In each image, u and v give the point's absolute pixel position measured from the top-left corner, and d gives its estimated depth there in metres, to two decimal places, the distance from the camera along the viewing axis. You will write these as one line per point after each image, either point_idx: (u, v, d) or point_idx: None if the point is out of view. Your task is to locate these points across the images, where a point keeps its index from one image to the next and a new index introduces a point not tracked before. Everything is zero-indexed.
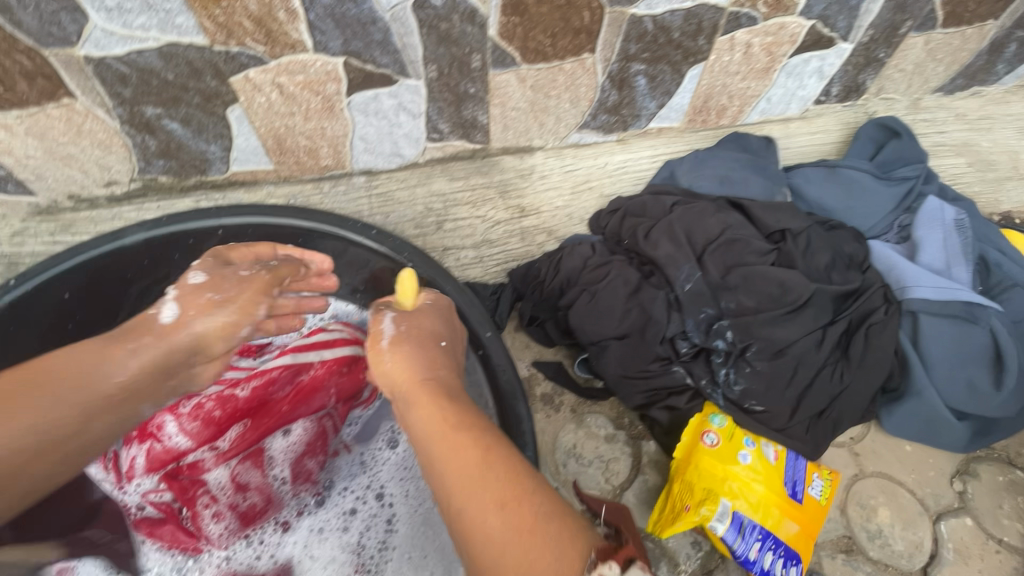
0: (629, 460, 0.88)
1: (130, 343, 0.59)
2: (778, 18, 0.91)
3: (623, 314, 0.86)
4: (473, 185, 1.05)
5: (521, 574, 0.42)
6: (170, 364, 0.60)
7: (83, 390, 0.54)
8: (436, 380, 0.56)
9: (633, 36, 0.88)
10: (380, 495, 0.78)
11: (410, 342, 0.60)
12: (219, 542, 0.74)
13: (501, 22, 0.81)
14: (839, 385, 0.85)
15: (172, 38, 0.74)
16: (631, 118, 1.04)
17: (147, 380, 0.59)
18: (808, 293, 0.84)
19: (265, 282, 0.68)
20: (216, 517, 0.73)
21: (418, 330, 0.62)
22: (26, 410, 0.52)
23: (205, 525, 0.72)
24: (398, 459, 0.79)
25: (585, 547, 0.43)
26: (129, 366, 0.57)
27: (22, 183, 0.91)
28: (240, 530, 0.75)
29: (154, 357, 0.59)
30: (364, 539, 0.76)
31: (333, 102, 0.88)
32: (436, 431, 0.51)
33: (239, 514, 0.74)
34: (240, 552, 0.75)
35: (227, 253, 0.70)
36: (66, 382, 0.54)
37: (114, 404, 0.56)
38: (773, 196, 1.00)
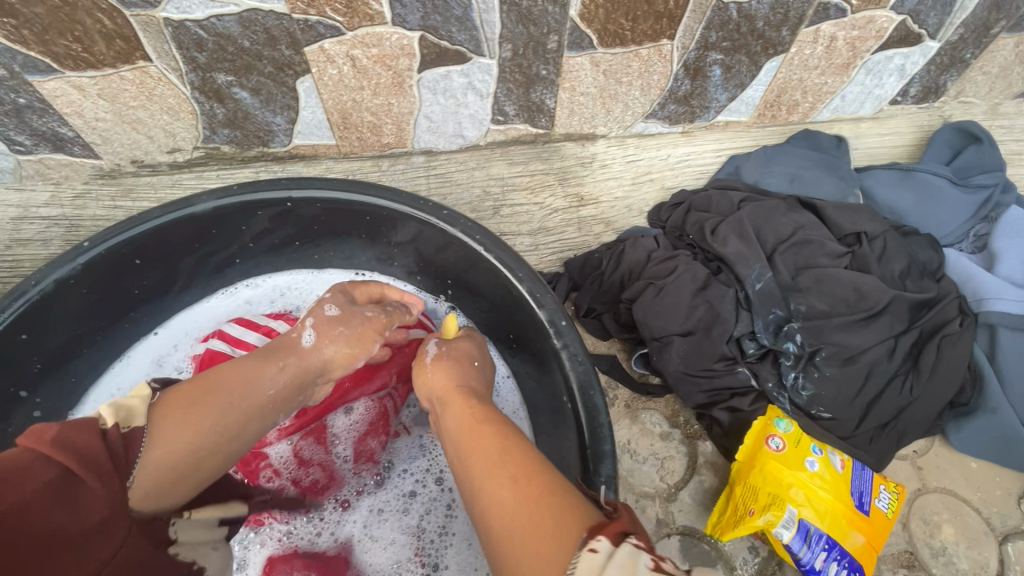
0: (684, 459, 0.87)
1: (278, 361, 0.62)
2: (868, 12, 0.87)
3: (689, 311, 0.84)
4: (533, 171, 1.03)
5: (525, 539, 0.41)
6: (306, 380, 0.64)
7: (246, 399, 0.56)
8: (472, 391, 0.62)
9: (716, 24, 0.85)
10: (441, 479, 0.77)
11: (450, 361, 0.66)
12: (280, 516, 0.75)
13: (584, 3, 0.78)
14: (908, 397, 0.82)
15: (253, 3, 0.73)
16: (700, 109, 1.01)
17: (293, 392, 0.62)
18: (886, 299, 0.82)
19: (383, 323, 0.73)
20: (279, 491, 0.75)
21: (456, 351, 0.69)
22: (208, 410, 0.52)
23: (268, 498, 0.74)
24: None
25: (585, 521, 0.41)
26: (280, 379, 0.61)
27: (89, 145, 0.91)
28: (302, 506, 0.75)
29: (296, 372, 0.62)
30: (424, 523, 0.74)
31: (403, 78, 0.86)
32: (465, 426, 0.55)
33: (302, 488, 0.76)
34: (300, 528, 0.75)
35: (352, 291, 0.76)
36: (227, 391, 0.55)
37: (267, 411, 0.58)
38: (845, 198, 0.97)
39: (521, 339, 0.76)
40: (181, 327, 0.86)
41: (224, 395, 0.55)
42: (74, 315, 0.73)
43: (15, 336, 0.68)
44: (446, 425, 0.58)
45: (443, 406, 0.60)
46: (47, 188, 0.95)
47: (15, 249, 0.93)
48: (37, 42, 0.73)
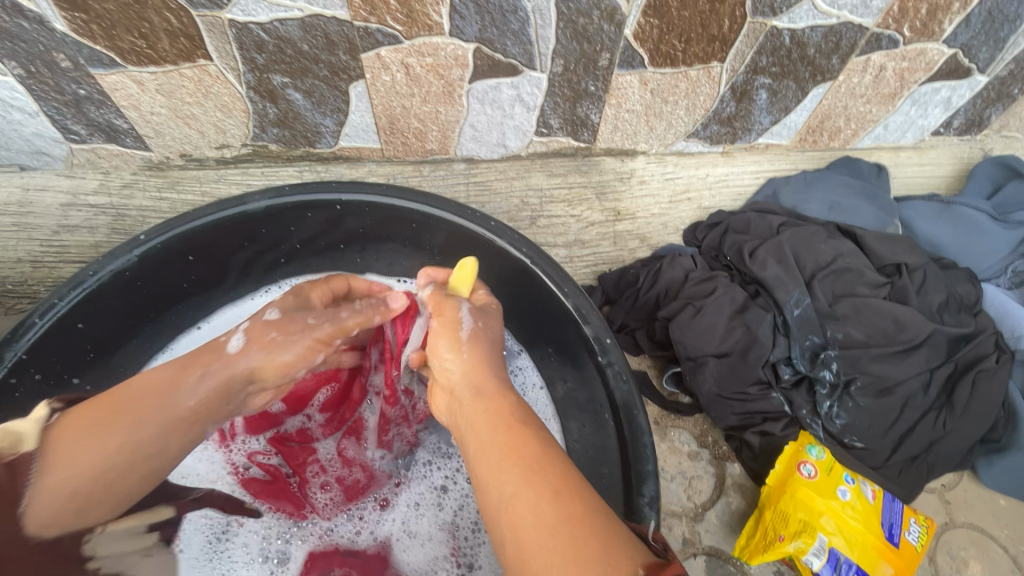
0: (712, 480, 0.87)
1: (198, 368, 0.57)
2: (920, 44, 0.87)
3: (726, 333, 0.85)
4: (572, 183, 1.04)
5: (566, 563, 0.41)
6: (231, 388, 0.58)
7: (157, 419, 0.54)
8: (501, 380, 0.57)
9: (767, 49, 0.85)
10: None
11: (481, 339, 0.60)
12: (321, 511, 0.76)
13: (640, 23, 0.79)
14: (940, 431, 0.82)
15: (317, 9, 0.74)
16: (742, 131, 1.02)
17: (213, 402, 0.57)
18: (924, 333, 0.82)
19: (329, 334, 0.64)
20: (323, 487, 0.77)
21: (487, 331, 0.62)
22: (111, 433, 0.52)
23: (313, 493, 0.77)
24: None
25: (631, 558, 0.42)
26: (195, 391, 0.56)
27: (141, 138, 0.92)
28: (344, 503, 0.77)
29: (218, 384, 0.57)
30: (458, 519, 0.76)
31: (454, 88, 0.87)
32: (497, 419, 0.52)
33: (343, 485, 0.77)
34: (342, 524, 0.76)
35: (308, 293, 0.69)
36: (140, 408, 0.53)
37: (190, 424, 0.56)
38: (884, 227, 0.99)
39: (562, 353, 0.77)
40: (222, 323, 0.87)
41: (128, 416, 0.53)
42: (127, 305, 0.75)
43: (72, 324, 0.69)
44: (468, 414, 0.54)
45: (471, 392, 0.56)
46: (95, 176, 0.97)
47: (62, 236, 0.94)
48: (104, 37, 0.75)
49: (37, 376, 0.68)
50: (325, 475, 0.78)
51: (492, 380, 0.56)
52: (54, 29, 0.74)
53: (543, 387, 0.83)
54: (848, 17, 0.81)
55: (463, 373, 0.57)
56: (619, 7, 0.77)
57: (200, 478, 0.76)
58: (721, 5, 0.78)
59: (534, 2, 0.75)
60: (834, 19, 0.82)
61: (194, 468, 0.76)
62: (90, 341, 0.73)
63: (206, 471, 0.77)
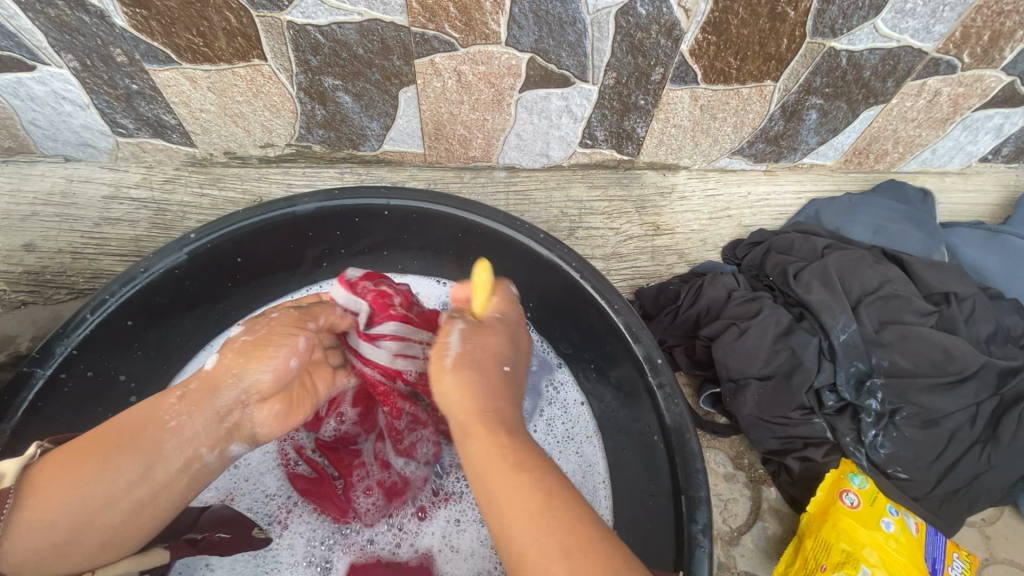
0: (748, 503, 0.86)
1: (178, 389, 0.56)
2: (978, 70, 0.86)
3: (769, 356, 0.84)
4: (612, 196, 1.03)
5: None
6: (223, 407, 0.56)
7: (143, 450, 0.52)
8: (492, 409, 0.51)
9: (823, 70, 0.84)
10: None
11: (470, 359, 0.53)
12: (364, 515, 0.76)
13: (698, 39, 0.78)
14: (985, 465, 0.80)
15: (376, 14, 0.73)
16: (787, 150, 1.01)
17: (206, 428, 0.55)
18: (974, 365, 0.81)
19: (294, 317, 0.63)
20: (365, 491, 0.76)
21: (485, 351, 0.55)
22: (94, 466, 0.51)
23: (357, 497, 0.76)
24: None
25: None
26: (183, 414, 0.55)
27: (188, 134, 0.93)
28: (387, 508, 0.76)
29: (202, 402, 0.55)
30: None
31: (503, 97, 0.87)
32: (497, 462, 0.47)
33: (386, 490, 0.76)
34: (383, 535, 0.76)
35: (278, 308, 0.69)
36: (121, 441, 0.52)
37: (173, 449, 0.54)
38: (930, 254, 0.97)
39: (608, 370, 0.76)
40: None
41: (108, 447, 0.52)
42: (174, 304, 0.75)
43: (122, 321, 0.69)
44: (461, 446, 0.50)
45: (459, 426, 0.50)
46: (139, 170, 0.97)
47: (103, 228, 0.93)
48: (162, 33, 0.75)
49: (87, 372, 0.68)
50: (367, 477, 0.76)
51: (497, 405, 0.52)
52: (114, 24, 0.74)
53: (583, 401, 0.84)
54: (908, 41, 0.80)
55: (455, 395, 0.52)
56: (678, 23, 0.75)
57: (252, 471, 0.79)
58: (782, 24, 0.76)
59: (594, 14, 0.75)
60: (894, 43, 0.80)
61: (247, 461, 0.79)
62: (137, 338, 0.73)
63: (258, 464, 0.79)
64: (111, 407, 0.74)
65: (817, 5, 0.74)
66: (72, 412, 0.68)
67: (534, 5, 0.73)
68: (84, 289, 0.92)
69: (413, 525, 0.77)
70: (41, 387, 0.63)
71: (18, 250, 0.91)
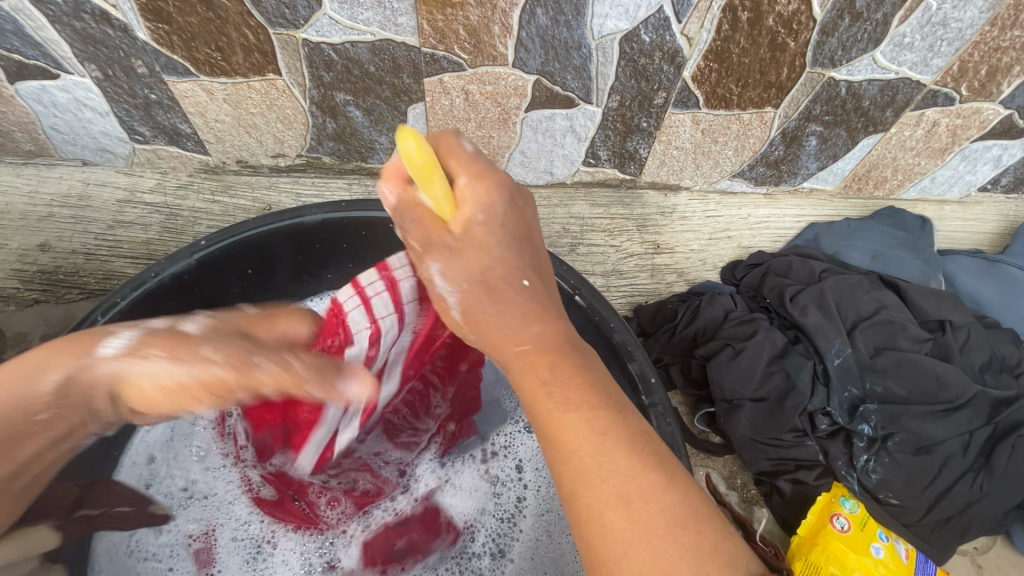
0: (740, 523, 0.86)
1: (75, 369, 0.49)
2: (976, 103, 0.87)
3: (764, 377, 0.85)
4: (614, 214, 1.05)
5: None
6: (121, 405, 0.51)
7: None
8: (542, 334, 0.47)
9: (823, 98, 0.86)
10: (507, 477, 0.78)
11: (477, 300, 0.47)
12: (336, 523, 0.73)
13: (700, 66, 0.80)
14: (976, 494, 0.80)
15: (388, 34, 0.76)
16: (788, 174, 1.02)
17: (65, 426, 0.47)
18: (967, 394, 0.81)
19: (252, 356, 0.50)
20: (330, 502, 0.72)
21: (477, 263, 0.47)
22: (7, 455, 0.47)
23: (321, 510, 0.72)
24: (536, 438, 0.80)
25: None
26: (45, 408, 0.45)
27: (202, 143, 0.95)
28: (356, 512, 0.73)
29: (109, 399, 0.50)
30: (503, 482, 0.77)
31: (509, 115, 0.89)
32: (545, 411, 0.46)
33: (353, 498, 0.73)
34: (377, 514, 0.74)
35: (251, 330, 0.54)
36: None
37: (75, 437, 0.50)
38: (927, 281, 0.99)
39: None
40: None
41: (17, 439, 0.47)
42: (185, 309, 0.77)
43: None
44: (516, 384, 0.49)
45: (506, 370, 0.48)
46: (154, 176, 1.00)
47: (116, 231, 0.96)
48: (182, 47, 0.78)
49: None
50: (330, 490, 0.72)
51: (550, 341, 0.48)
52: (137, 37, 0.76)
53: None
54: (907, 73, 0.82)
55: (500, 352, 0.48)
56: (681, 50, 0.78)
57: (219, 500, 0.74)
58: (783, 53, 0.78)
59: (599, 40, 0.77)
60: (893, 74, 0.82)
61: (212, 489, 0.74)
62: None
63: (224, 493, 0.74)
64: None
65: (817, 37, 0.76)
66: None
67: (541, 30, 0.75)
68: (94, 290, 0.95)
69: (403, 509, 0.75)
70: None
71: (33, 250, 0.93)
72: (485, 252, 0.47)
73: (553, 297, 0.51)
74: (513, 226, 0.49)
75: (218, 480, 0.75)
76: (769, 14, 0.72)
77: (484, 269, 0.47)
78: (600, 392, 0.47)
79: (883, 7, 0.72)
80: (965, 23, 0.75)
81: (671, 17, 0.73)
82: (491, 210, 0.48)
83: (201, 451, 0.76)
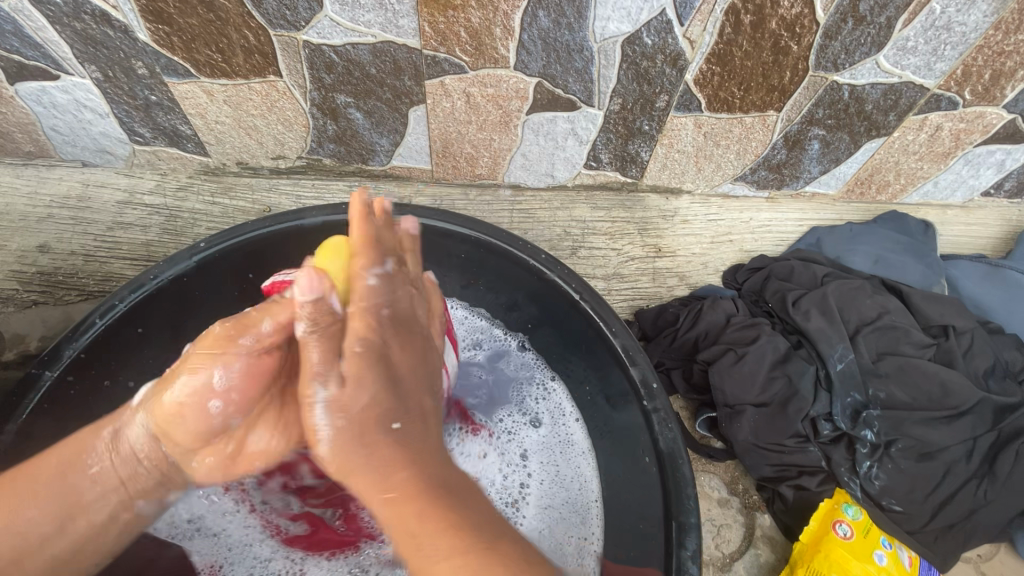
0: (741, 529, 0.85)
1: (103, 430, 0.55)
2: (979, 107, 0.87)
3: (766, 382, 0.85)
4: (615, 217, 1.04)
5: None
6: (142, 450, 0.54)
7: (63, 499, 0.52)
8: (388, 458, 0.50)
9: (826, 102, 0.86)
10: (507, 471, 0.81)
11: (347, 437, 0.50)
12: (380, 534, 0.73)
13: (702, 69, 0.80)
14: (980, 501, 0.79)
15: (389, 37, 0.76)
16: (790, 178, 1.02)
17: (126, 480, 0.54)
18: (970, 400, 0.81)
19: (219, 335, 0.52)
20: None
21: (358, 402, 0.51)
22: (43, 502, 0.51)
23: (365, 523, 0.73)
24: (541, 437, 0.84)
25: None
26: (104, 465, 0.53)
27: (202, 144, 0.95)
28: None
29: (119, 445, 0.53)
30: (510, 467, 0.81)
31: (511, 118, 0.89)
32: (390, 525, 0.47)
33: None
34: None
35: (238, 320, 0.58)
36: (40, 487, 0.52)
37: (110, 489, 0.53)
38: (930, 285, 0.99)
39: (606, 392, 0.77)
40: None
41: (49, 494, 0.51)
42: (186, 311, 0.77)
43: (132, 329, 0.72)
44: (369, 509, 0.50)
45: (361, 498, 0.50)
46: (153, 177, 1.00)
47: (116, 232, 0.95)
48: (183, 48, 0.78)
49: (102, 379, 0.71)
50: None
51: (393, 465, 0.49)
52: (137, 38, 0.76)
53: (568, 406, 0.85)
54: (909, 77, 0.82)
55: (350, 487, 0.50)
56: (683, 53, 0.77)
57: (233, 541, 0.73)
58: (785, 57, 0.78)
59: (601, 43, 0.76)
60: (896, 78, 0.82)
61: (222, 531, 0.73)
62: (149, 348, 0.76)
63: (238, 535, 0.73)
64: None
65: (820, 40, 0.75)
66: (77, 410, 0.70)
67: (543, 32, 0.75)
68: (93, 291, 0.92)
69: None
70: (49, 387, 0.65)
71: (33, 251, 0.92)
72: (366, 391, 0.52)
73: (432, 444, 0.53)
74: (394, 367, 0.55)
75: (232, 522, 0.73)
76: (772, 17, 0.72)
77: (361, 409, 0.51)
78: (470, 520, 0.46)
79: (886, 11, 0.72)
80: (969, 27, 0.74)
81: (674, 20, 0.73)
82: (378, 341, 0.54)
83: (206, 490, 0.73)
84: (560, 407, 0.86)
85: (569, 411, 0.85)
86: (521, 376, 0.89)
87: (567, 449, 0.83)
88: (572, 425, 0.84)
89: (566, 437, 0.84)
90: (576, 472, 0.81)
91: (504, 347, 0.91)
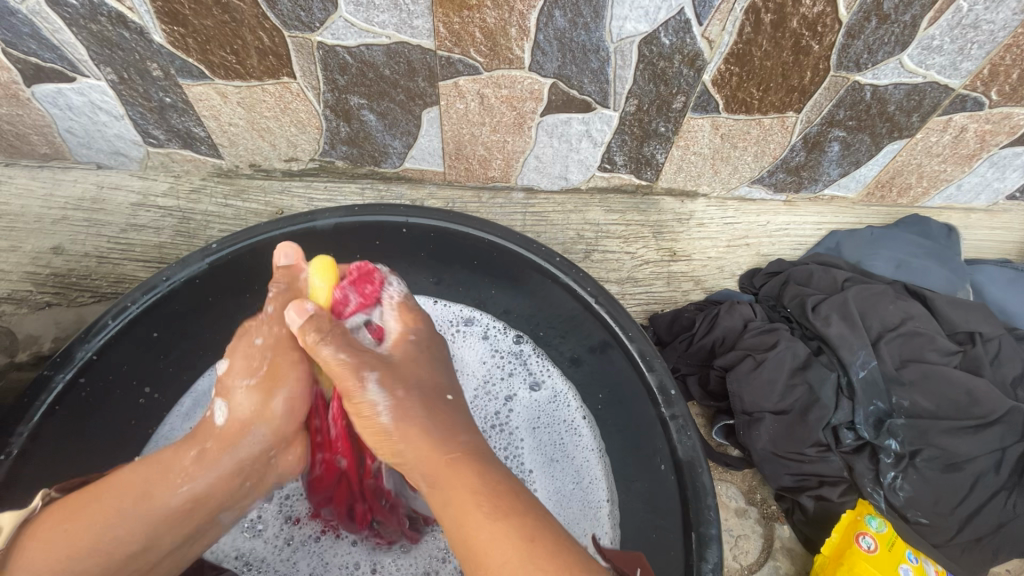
0: (760, 541, 0.84)
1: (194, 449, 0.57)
2: (1006, 108, 0.85)
3: (785, 390, 0.83)
4: (629, 221, 1.03)
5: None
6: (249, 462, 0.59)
7: (146, 512, 0.53)
8: (436, 399, 0.59)
9: (847, 103, 0.84)
10: (486, 401, 0.86)
11: (406, 408, 0.56)
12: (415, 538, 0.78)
13: (720, 70, 0.78)
14: (1010, 515, 0.76)
15: (404, 38, 0.75)
16: (808, 181, 1.00)
17: (223, 483, 0.57)
18: (999, 409, 0.78)
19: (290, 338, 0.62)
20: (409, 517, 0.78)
21: (420, 381, 0.59)
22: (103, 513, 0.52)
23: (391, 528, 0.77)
24: (534, 401, 0.86)
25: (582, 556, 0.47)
26: (198, 474, 0.56)
27: (216, 146, 0.95)
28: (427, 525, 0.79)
29: (219, 462, 0.57)
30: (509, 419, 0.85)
31: (525, 119, 0.88)
32: (430, 456, 0.53)
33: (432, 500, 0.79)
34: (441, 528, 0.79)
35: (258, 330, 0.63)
36: (128, 499, 0.53)
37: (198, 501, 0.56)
38: (954, 292, 0.96)
39: (621, 396, 0.76)
40: None
41: (131, 496, 0.53)
42: (197, 313, 0.77)
43: (147, 333, 0.72)
44: (403, 442, 0.55)
45: (395, 425, 0.56)
46: (167, 180, 1.00)
47: (129, 234, 0.95)
48: (198, 50, 0.78)
49: (113, 384, 0.71)
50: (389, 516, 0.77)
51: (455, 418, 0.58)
52: (152, 40, 0.76)
53: (566, 396, 0.85)
54: (935, 77, 0.79)
55: (393, 403, 0.56)
56: (701, 53, 0.76)
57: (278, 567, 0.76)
58: (806, 57, 0.76)
59: (617, 43, 0.75)
60: (920, 78, 0.80)
61: (262, 558, 0.76)
62: (162, 351, 0.76)
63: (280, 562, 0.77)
64: (136, 418, 0.77)
65: (842, 39, 0.73)
66: (93, 416, 0.70)
67: (559, 33, 0.74)
68: (107, 293, 0.92)
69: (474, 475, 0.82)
70: (61, 390, 0.64)
71: (47, 253, 0.92)
72: (428, 382, 0.60)
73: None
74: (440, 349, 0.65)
75: (298, 551, 0.77)
76: (794, 16, 0.70)
77: (417, 382, 0.59)
78: (530, 511, 0.49)
79: (911, 10, 0.70)
80: (998, 25, 0.72)
81: (692, 19, 0.71)
82: (421, 334, 0.64)
83: (250, 526, 0.78)
84: (560, 393, 0.86)
85: (569, 396, 0.86)
86: (507, 354, 0.89)
87: (572, 432, 0.84)
88: (574, 411, 0.85)
89: (560, 423, 0.84)
90: (570, 469, 0.82)
91: (492, 334, 0.90)
